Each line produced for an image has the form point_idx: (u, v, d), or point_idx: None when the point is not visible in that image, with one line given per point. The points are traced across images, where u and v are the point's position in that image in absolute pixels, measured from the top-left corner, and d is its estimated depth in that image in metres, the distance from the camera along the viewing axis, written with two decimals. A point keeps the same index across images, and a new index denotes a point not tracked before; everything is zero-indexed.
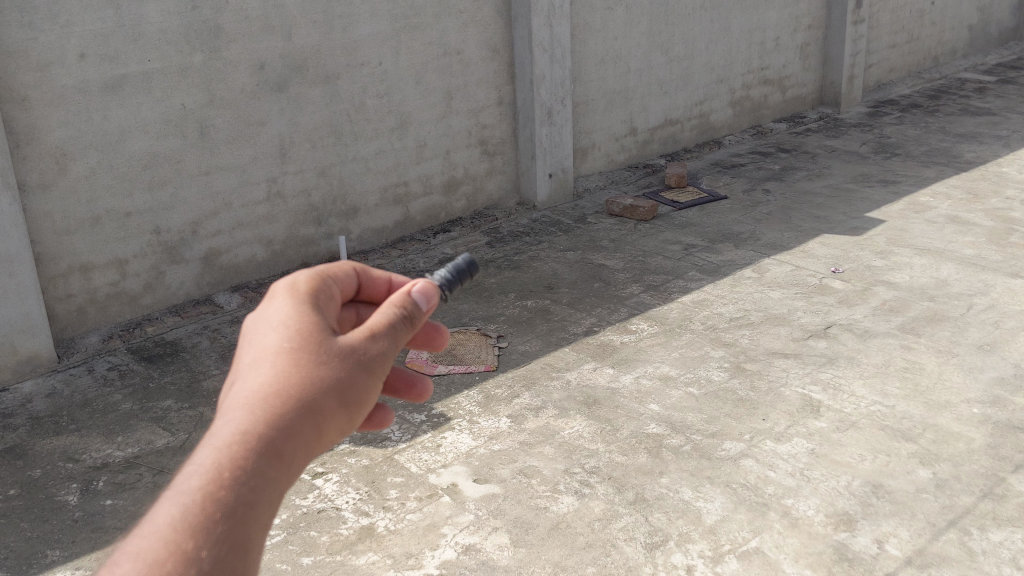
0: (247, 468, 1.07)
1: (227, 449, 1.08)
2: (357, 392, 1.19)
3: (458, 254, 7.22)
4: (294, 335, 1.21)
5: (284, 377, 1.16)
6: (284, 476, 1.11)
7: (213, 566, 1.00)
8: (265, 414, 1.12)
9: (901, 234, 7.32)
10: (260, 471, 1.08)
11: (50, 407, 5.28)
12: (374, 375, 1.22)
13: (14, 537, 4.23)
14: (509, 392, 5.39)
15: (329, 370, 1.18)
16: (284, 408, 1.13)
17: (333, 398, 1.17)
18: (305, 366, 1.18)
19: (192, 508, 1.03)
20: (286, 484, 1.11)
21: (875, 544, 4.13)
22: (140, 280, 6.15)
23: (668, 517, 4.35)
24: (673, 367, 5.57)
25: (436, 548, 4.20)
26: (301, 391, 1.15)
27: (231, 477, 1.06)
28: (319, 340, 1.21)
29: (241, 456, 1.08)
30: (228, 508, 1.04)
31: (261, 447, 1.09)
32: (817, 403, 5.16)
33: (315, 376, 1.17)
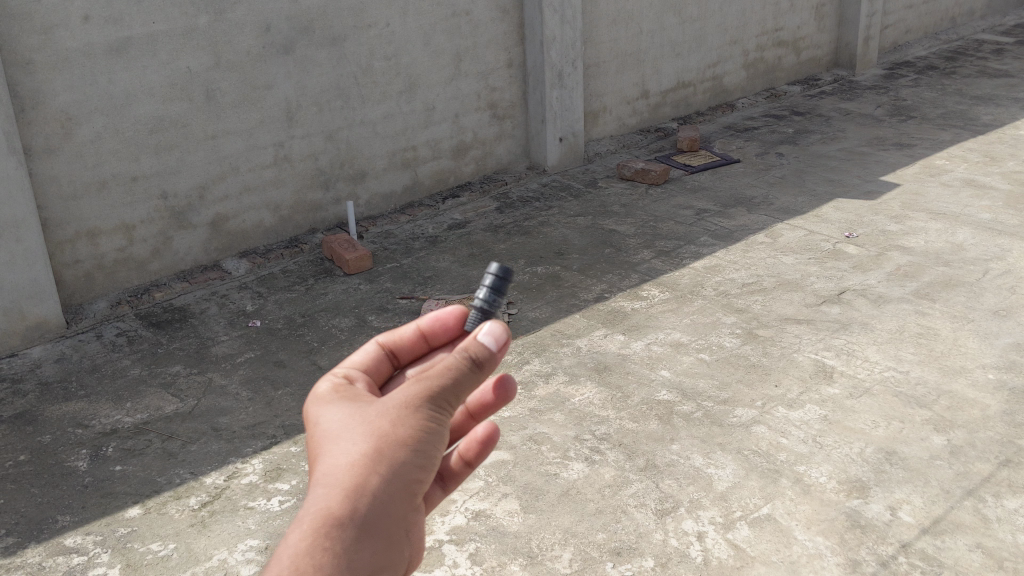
0: (318, 542, 1.25)
1: (297, 534, 1.26)
2: (411, 433, 1.36)
3: (467, 219, 7.16)
4: (346, 419, 1.41)
5: (341, 453, 1.34)
6: (360, 535, 1.27)
7: None
8: (327, 490, 1.30)
9: (916, 198, 7.22)
10: (331, 539, 1.25)
11: (59, 373, 5.27)
12: (425, 414, 1.37)
13: (24, 503, 4.23)
14: (519, 358, 5.35)
15: (376, 433, 1.35)
16: (343, 478, 1.31)
17: (390, 450, 1.34)
18: (357, 438, 1.36)
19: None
20: (368, 541, 1.28)
21: (888, 512, 4.09)
22: (148, 245, 6.12)
23: (679, 484, 4.33)
24: (684, 334, 5.52)
25: (446, 514, 4.19)
26: (355, 458, 1.33)
27: (306, 558, 1.24)
28: (365, 413, 1.40)
29: (329, 520, 1.27)
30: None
31: (326, 523, 1.27)
32: (831, 369, 5.11)
33: (363, 444, 1.35)
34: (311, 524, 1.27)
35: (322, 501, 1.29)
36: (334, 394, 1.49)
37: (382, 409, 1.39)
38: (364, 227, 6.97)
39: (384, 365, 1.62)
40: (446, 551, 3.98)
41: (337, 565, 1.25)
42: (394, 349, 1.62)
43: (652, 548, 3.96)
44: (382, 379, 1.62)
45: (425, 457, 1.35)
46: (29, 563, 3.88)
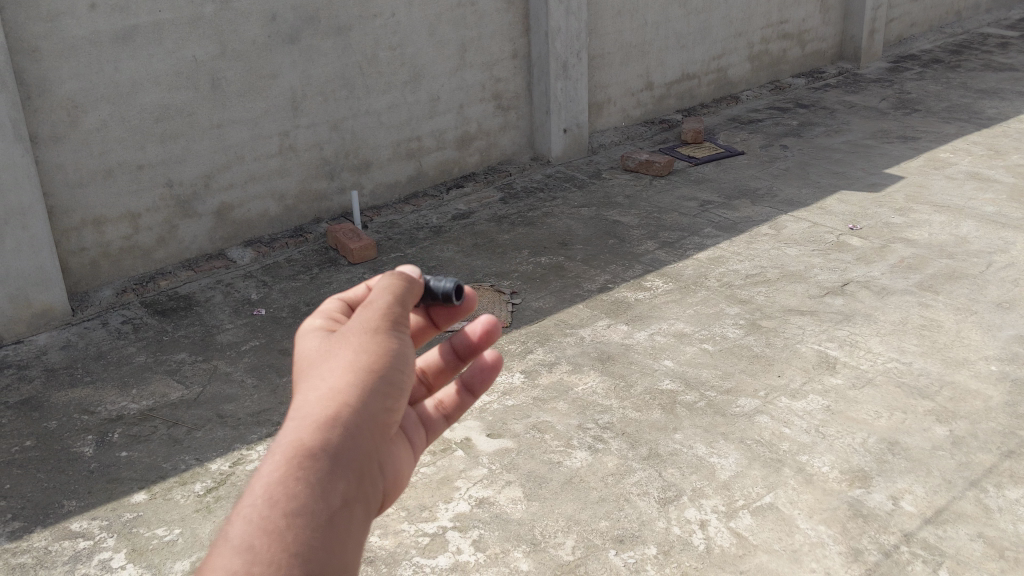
0: (295, 467, 1.12)
1: (270, 460, 1.13)
2: (377, 364, 1.26)
3: (471, 210, 7.17)
4: (315, 357, 1.31)
5: (314, 382, 1.24)
6: (339, 461, 1.16)
7: (302, 550, 1.07)
8: (297, 424, 1.18)
9: (920, 191, 7.23)
10: (305, 467, 1.13)
11: (65, 360, 5.30)
12: (394, 344, 1.30)
13: (30, 487, 4.26)
14: (522, 347, 5.37)
15: (350, 361, 1.26)
16: (317, 404, 1.20)
17: (359, 381, 1.23)
18: (330, 369, 1.26)
19: (246, 526, 1.07)
20: (347, 468, 1.16)
21: (890, 501, 4.11)
22: (153, 233, 6.14)
23: (681, 472, 4.34)
24: (688, 324, 5.54)
25: (449, 501, 4.21)
26: (323, 392, 1.22)
27: (282, 480, 1.11)
28: (333, 347, 1.30)
29: (302, 451, 1.14)
30: (284, 508, 1.09)
31: (300, 451, 1.14)
32: (834, 360, 5.13)
33: (340, 371, 1.25)
34: (285, 450, 1.15)
35: (296, 429, 1.17)
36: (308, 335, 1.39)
37: (351, 341, 1.30)
38: (368, 217, 6.99)
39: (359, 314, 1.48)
40: (450, 538, 4.00)
41: (315, 488, 1.12)
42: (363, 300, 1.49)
43: (654, 536, 3.98)
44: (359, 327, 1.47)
45: (392, 388, 1.25)
46: (36, 547, 3.90)
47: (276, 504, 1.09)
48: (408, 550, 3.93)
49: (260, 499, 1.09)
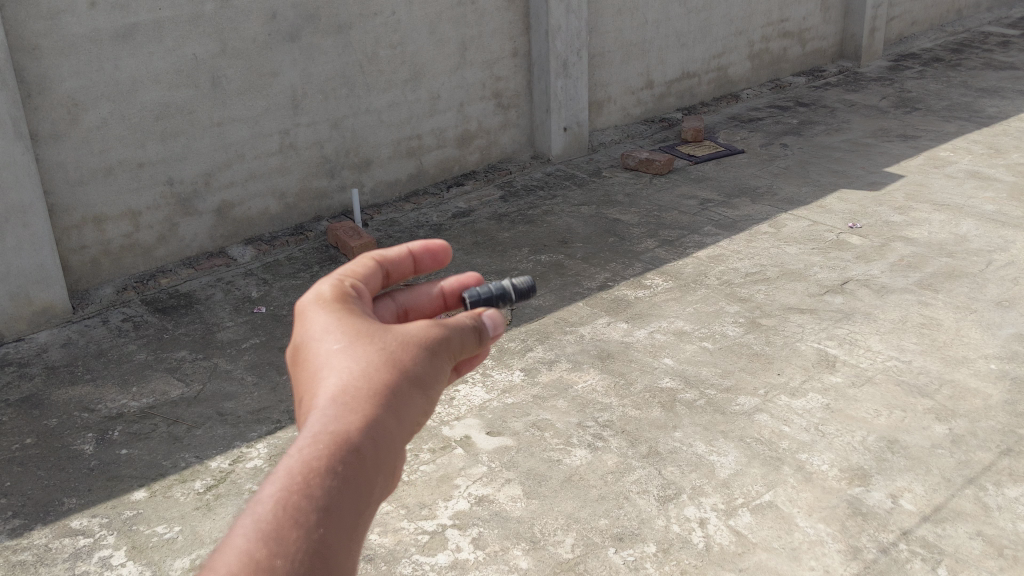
0: (333, 462, 1.05)
1: (306, 448, 1.05)
2: (421, 369, 1.21)
3: (471, 208, 7.18)
4: (350, 333, 1.24)
5: (355, 372, 1.16)
6: (376, 467, 1.08)
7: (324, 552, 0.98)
8: (339, 407, 1.11)
9: (920, 189, 7.23)
10: (344, 463, 1.05)
11: (66, 357, 5.31)
12: (439, 359, 1.25)
13: (31, 485, 4.27)
14: (522, 345, 5.37)
15: (394, 361, 1.19)
16: (361, 400, 1.12)
17: (402, 381, 1.18)
18: (371, 361, 1.19)
19: (275, 510, 0.99)
20: (381, 477, 1.09)
21: (889, 499, 4.12)
22: (153, 232, 6.14)
23: (681, 470, 4.35)
24: (688, 323, 5.54)
25: (449, 499, 4.22)
26: (366, 380, 1.16)
27: (317, 474, 1.03)
28: (375, 333, 1.23)
29: (341, 444, 1.07)
30: (314, 503, 1.01)
31: (342, 441, 1.07)
32: (834, 359, 5.13)
33: (382, 369, 1.18)
34: (323, 441, 1.07)
35: (337, 419, 1.10)
36: (325, 299, 1.31)
37: (397, 336, 1.23)
38: (368, 215, 7.00)
39: (375, 282, 1.44)
40: (449, 535, 4.01)
41: (349, 491, 1.04)
42: (389, 270, 1.47)
43: (654, 534, 3.99)
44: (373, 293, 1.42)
45: (431, 397, 1.21)
46: (36, 544, 3.91)
47: (308, 495, 1.01)
48: (407, 548, 3.94)
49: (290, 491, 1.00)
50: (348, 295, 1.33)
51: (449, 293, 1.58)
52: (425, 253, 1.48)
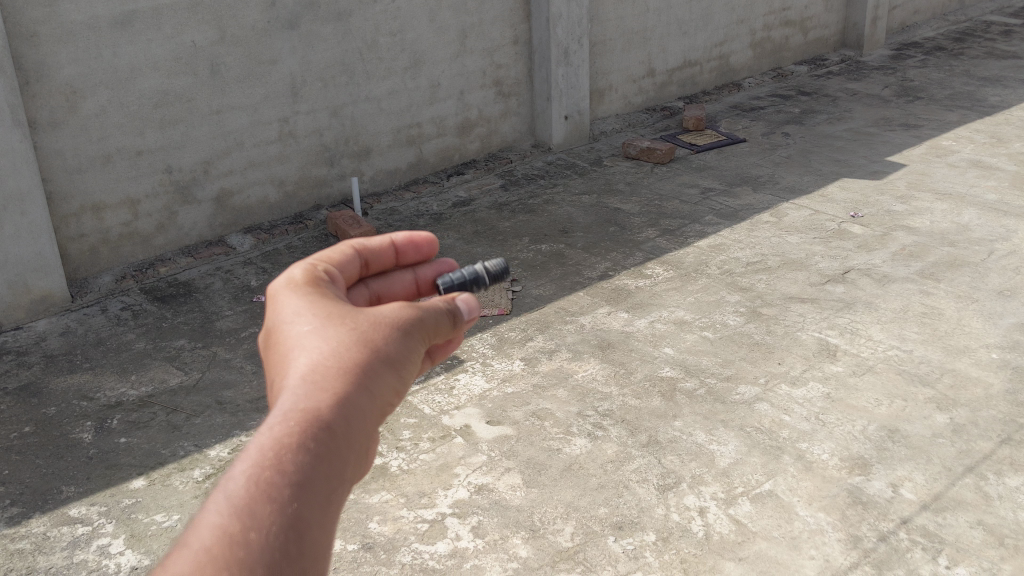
0: (306, 437, 1.16)
1: (278, 425, 1.16)
2: (390, 351, 1.34)
3: (471, 197, 7.16)
4: (320, 321, 1.37)
5: (324, 352, 1.29)
6: (348, 441, 1.20)
7: (297, 517, 1.08)
8: (312, 388, 1.23)
9: (921, 178, 7.21)
10: (317, 437, 1.16)
11: (64, 346, 5.29)
12: (410, 338, 1.38)
13: (29, 473, 4.26)
14: (522, 335, 5.36)
15: (366, 341, 1.33)
16: (328, 378, 1.25)
17: (370, 361, 1.31)
18: (342, 343, 1.32)
19: (250, 479, 1.09)
20: (351, 449, 1.20)
21: (890, 488, 4.10)
22: (153, 220, 6.13)
23: (680, 460, 4.34)
24: (689, 312, 5.52)
25: (449, 488, 4.21)
26: (335, 360, 1.28)
27: (291, 448, 1.14)
28: (343, 318, 1.37)
29: (313, 421, 1.18)
30: (288, 476, 1.11)
31: (313, 418, 1.18)
32: (834, 348, 5.11)
33: (350, 351, 1.31)
34: (295, 417, 1.18)
35: (307, 397, 1.22)
36: (299, 284, 1.46)
37: (366, 321, 1.37)
38: (368, 204, 6.98)
39: (353, 268, 1.65)
40: (449, 524, 4.00)
41: (323, 462, 1.15)
42: (368, 258, 1.68)
43: (653, 522, 3.98)
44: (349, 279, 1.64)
45: (400, 375, 1.34)
46: (34, 532, 3.90)
47: (282, 466, 1.11)
48: (407, 537, 3.93)
49: (261, 464, 1.11)
50: (321, 281, 1.49)
51: (425, 281, 1.80)
52: (406, 244, 1.73)
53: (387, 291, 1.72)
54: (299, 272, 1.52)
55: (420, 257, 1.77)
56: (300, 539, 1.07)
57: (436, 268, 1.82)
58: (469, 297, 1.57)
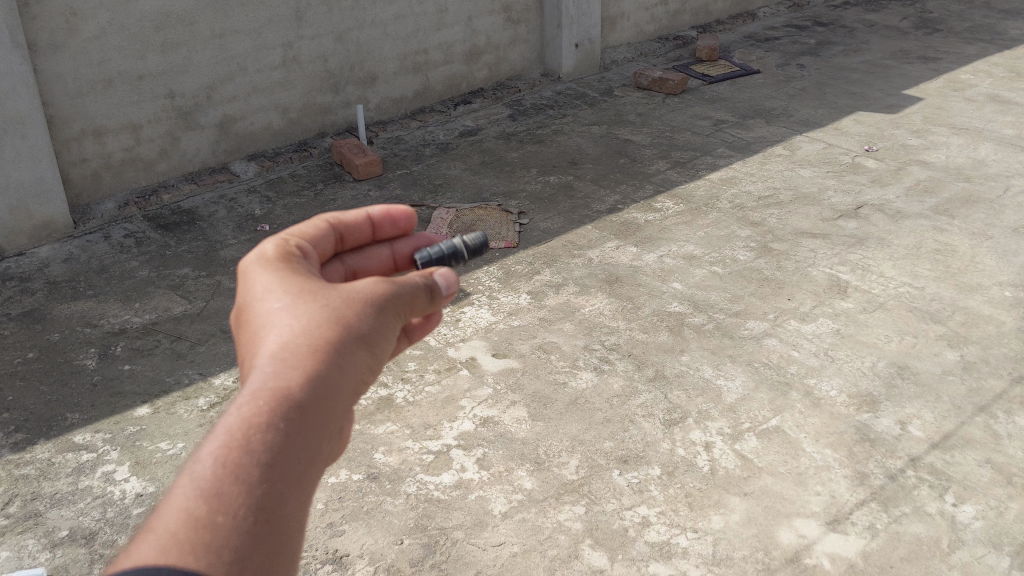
0: (276, 416, 1.24)
1: (250, 404, 1.24)
2: (359, 329, 1.42)
3: (479, 126, 7.05)
4: (289, 299, 1.45)
5: (295, 330, 1.37)
6: (318, 419, 1.28)
7: (266, 496, 1.16)
8: (282, 367, 1.31)
9: (938, 112, 7.07)
10: (287, 416, 1.24)
11: (68, 272, 5.25)
12: (378, 318, 1.47)
13: (34, 399, 4.25)
14: (529, 268, 5.30)
15: (333, 321, 1.41)
16: (297, 357, 1.33)
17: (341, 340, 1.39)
18: (310, 321, 1.40)
19: (219, 459, 1.16)
20: (323, 425, 1.28)
21: (898, 425, 4.08)
22: (155, 146, 6.04)
23: (687, 395, 4.31)
24: (698, 247, 5.45)
25: (454, 420, 4.19)
26: (306, 338, 1.36)
27: (261, 427, 1.21)
28: (313, 297, 1.45)
29: (283, 400, 1.26)
30: (255, 456, 1.18)
31: (283, 396, 1.26)
32: (845, 284, 5.05)
33: (320, 329, 1.39)
34: (264, 397, 1.26)
35: (277, 376, 1.30)
36: (269, 260, 1.53)
37: (336, 300, 1.45)
38: (373, 132, 6.87)
39: (329, 243, 1.73)
40: (454, 456, 3.99)
41: (293, 439, 1.23)
42: (343, 232, 1.76)
43: (659, 457, 3.96)
44: (323, 252, 1.72)
45: (369, 351, 1.43)
46: (39, 458, 3.90)
47: (252, 446, 1.19)
48: (412, 468, 3.93)
49: (232, 444, 1.19)
50: (291, 258, 1.57)
51: (401, 256, 1.88)
52: (381, 217, 1.81)
53: (362, 266, 1.81)
54: (270, 245, 1.59)
55: (397, 232, 1.86)
56: (269, 516, 1.14)
57: (413, 243, 1.90)
58: (446, 271, 1.65)
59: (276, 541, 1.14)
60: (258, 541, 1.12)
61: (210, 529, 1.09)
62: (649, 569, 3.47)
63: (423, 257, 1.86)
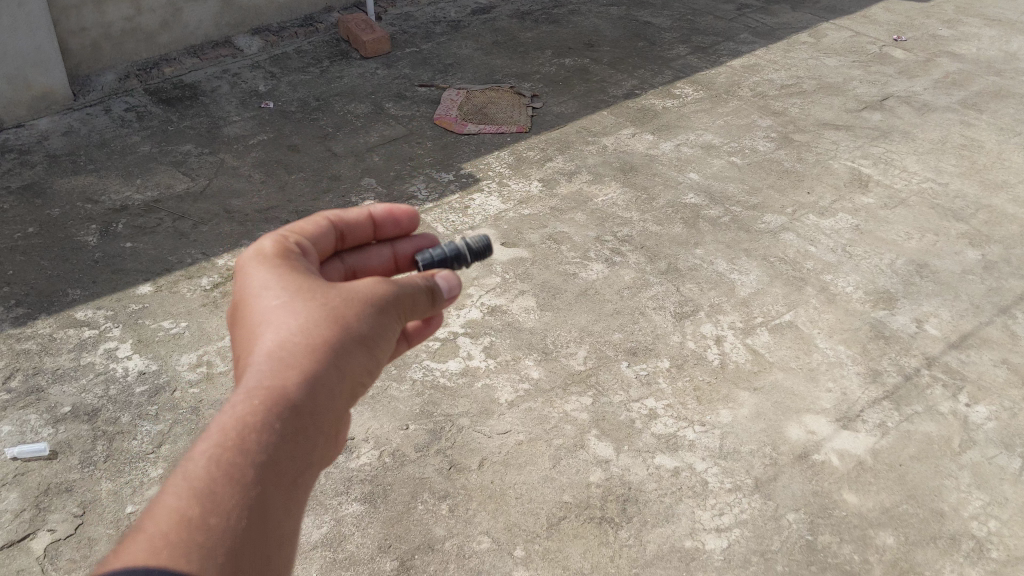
0: (272, 417, 1.33)
1: (247, 403, 1.33)
2: (355, 334, 1.52)
3: (492, 5, 6.79)
4: (289, 295, 1.54)
5: (294, 330, 1.46)
6: (308, 418, 1.38)
7: (255, 500, 1.24)
8: (280, 370, 1.40)
9: (972, 2, 6.78)
10: (282, 418, 1.34)
11: (68, 146, 5.11)
12: (374, 319, 1.56)
13: (34, 275, 4.16)
14: (541, 155, 5.14)
15: (331, 321, 1.50)
16: (295, 357, 1.43)
17: (338, 342, 1.48)
18: (308, 320, 1.50)
19: (210, 459, 1.25)
20: (311, 428, 1.39)
21: (914, 324, 4.00)
22: (156, 16, 5.81)
23: (699, 288, 4.22)
24: (717, 137, 5.28)
25: (461, 308, 4.11)
26: (303, 341, 1.46)
27: (256, 429, 1.30)
28: (314, 294, 1.54)
29: (280, 403, 1.35)
30: (248, 458, 1.27)
31: (280, 399, 1.36)
32: (866, 178, 4.90)
33: (317, 329, 1.48)
34: (262, 395, 1.35)
35: (275, 377, 1.39)
36: (267, 253, 1.63)
37: (335, 300, 1.54)
38: (382, 8, 6.63)
39: (330, 240, 1.82)
40: (460, 343, 3.93)
41: (284, 443, 1.32)
42: (344, 230, 1.85)
43: (668, 350, 3.90)
44: (324, 249, 1.81)
45: (365, 356, 1.53)
46: (40, 334, 3.84)
47: (246, 447, 1.28)
48: (417, 354, 3.88)
49: (226, 439, 1.28)
50: (290, 252, 1.65)
51: (401, 256, 1.98)
52: (384, 216, 1.91)
53: (361, 263, 1.92)
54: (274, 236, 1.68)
55: (398, 232, 1.96)
56: (257, 520, 1.23)
57: (415, 244, 1.99)
58: (453, 274, 1.76)
59: (264, 536, 1.24)
60: (248, 537, 1.21)
61: (203, 519, 1.18)
62: (655, 460, 3.45)
63: (425, 259, 1.90)
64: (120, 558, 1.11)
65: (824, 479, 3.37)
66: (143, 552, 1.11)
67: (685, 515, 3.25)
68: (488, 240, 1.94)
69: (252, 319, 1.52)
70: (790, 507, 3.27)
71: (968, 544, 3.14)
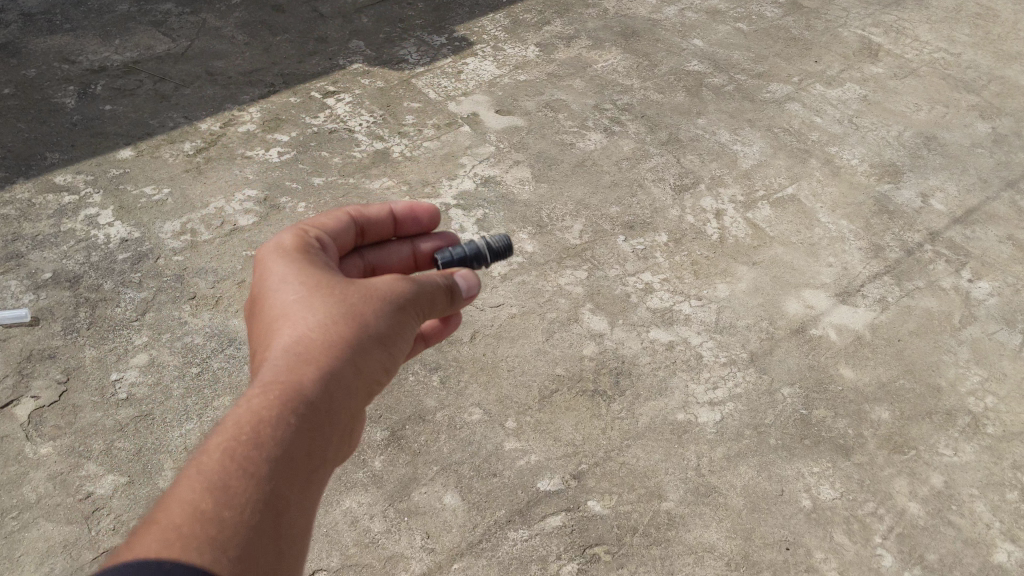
0: (290, 411, 1.49)
1: (265, 398, 1.49)
2: (369, 331, 1.67)
3: None
4: (305, 292, 1.70)
5: (310, 331, 1.62)
6: (321, 414, 1.54)
7: (271, 489, 1.39)
8: (297, 370, 1.56)
9: None
10: (297, 412, 1.50)
11: (43, 5, 4.88)
12: (386, 317, 1.70)
13: (12, 138, 4.01)
14: (539, 19, 4.94)
15: (345, 322, 1.65)
16: (310, 357, 1.59)
17: (352, 342, 1.64)
18: (326, 320, 1.65)
19: (229, 451, 1.40)
20: (326, 421, 1.54)
21: (919, 199, 3.89)
22: None
23: (700, 160, 4.08)
24: (722, 2, 5.10)
25: (454, 178, 3.96)
26: (318, 340, 1.62)
27: (274, 424, 1.46)
28: (332, 293, 1.70)
29: (296, 401, 1.51)
30: (266, 449, 1.42)
31: (295, 394, 1.52)
32: (876, 47, 4.71)
33: (331, 330, 1.63)
34: (278, 391, 1.51)
35: (294, 376, 1.55)
36: (286, 251, 1.78)
37: (352, 298, 1.70)
38: None
39: (350, 236, 2.02)
40: (453, 216, 3.78)
41: (299, 435, 1.48)
42: (364, 226, 2.05)
43: (666, 224, 3.79)
44: (343, 244, 2.00)
45: (379, 352, 1.68)
46: (18, 200, 3.72)
47: (264, 442, 1.43)
48: None
49: (243, 432, 1.43)
50: (309, 254, 1.80)
51: (421, 254, 2.17)
52: (405, 214, 2.11)
53: (381, 261, 2.10)
54: (293, 236, 1.84)
55: (418, 229, 2.16)
56: (275, 505, 1.38)
57: (434, 243, 2.17)
58: (467, 273, 1.91)
59: (278, 519, 1.37)
60: (264, 520, 1.35)
61: (221, 500, 1.33)
62: (650, 334, 3.40)
63: (444, 255, 2.04)
64: (133, 549, 1.23)
65: (821, 354, 3.32)
66: (155, 544, 1.23)
67: (678, 389, 3.22)
68: (507, 240, 2.09)
69: (273, 317, 1.68)
70: (785, 381, 3.23)
71: (964, 419, 3.12)
